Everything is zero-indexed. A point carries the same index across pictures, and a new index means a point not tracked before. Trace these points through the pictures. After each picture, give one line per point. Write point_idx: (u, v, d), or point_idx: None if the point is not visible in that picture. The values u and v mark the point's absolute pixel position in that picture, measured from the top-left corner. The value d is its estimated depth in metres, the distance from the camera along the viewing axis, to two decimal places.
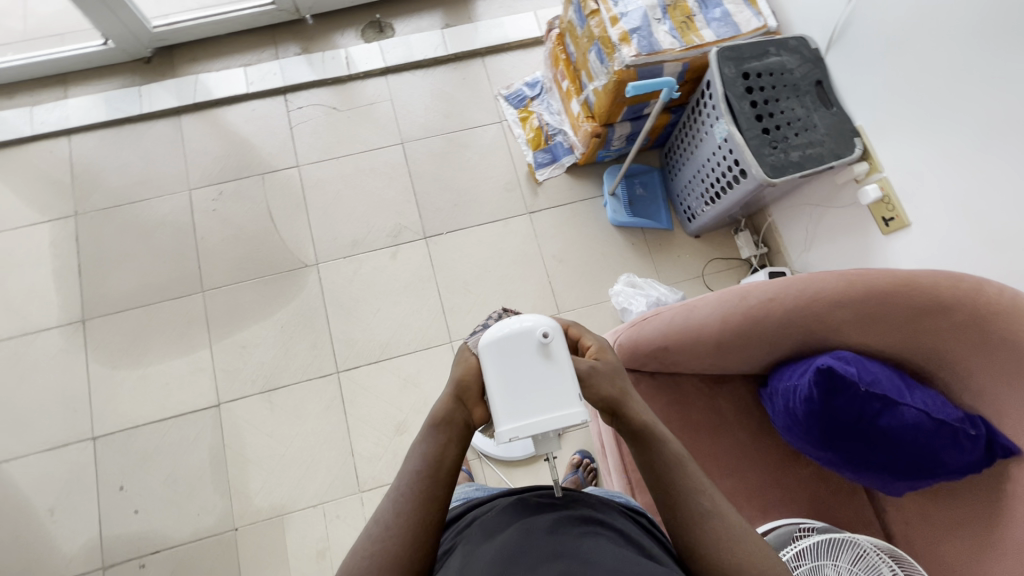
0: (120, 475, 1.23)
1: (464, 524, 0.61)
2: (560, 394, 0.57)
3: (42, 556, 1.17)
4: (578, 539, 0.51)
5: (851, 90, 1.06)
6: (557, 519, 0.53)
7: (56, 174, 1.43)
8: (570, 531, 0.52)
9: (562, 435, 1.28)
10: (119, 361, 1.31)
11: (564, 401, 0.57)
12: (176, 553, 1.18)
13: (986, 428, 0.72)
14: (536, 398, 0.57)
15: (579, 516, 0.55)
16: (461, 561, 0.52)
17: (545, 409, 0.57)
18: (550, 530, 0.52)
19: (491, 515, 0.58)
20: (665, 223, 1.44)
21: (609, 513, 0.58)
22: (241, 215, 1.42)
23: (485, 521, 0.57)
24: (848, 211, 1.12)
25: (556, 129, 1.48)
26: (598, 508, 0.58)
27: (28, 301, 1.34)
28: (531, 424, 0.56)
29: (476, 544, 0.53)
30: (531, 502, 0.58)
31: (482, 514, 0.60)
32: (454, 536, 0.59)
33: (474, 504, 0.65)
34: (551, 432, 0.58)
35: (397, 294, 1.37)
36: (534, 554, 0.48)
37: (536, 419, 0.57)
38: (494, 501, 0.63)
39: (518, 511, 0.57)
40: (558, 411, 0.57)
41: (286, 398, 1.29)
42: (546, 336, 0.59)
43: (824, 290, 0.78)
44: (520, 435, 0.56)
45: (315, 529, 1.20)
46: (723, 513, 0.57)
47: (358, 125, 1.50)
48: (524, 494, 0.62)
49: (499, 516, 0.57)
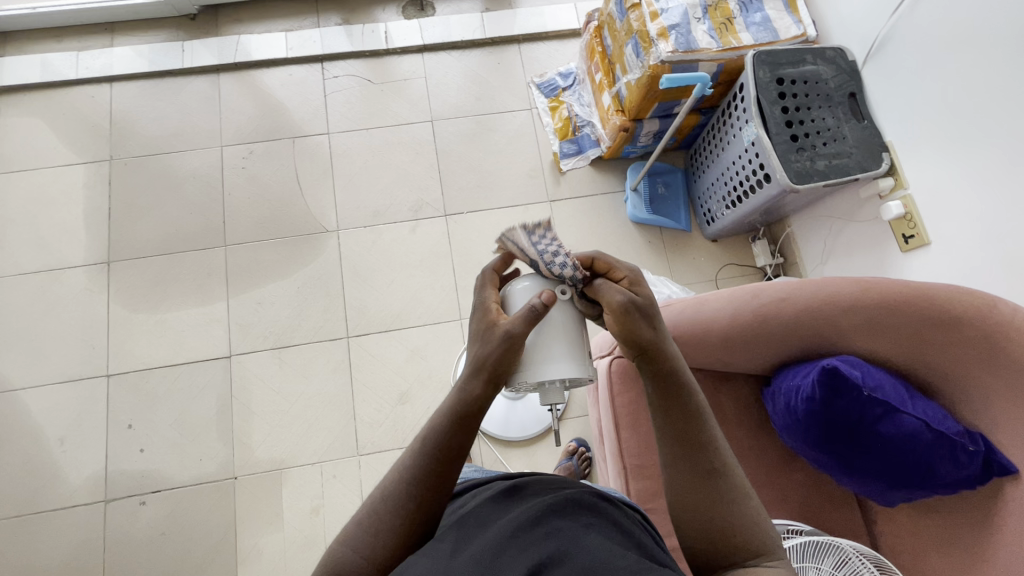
0: (129, 414, 1.27)
1: (464, 499, 0.62)
2: (571, 346, 0.66)
3: (50, 483, 1.21)
4: (572, 525, 0.51)
5: (885, 105, 1.06)
6: (556, 503, 0.54)
7: (96, 119, 1.47)
8: (566, 514, 0.53)
9: (562, 420, 1.29)
10: (139, 304, 1.35)
11: (573, 357, 0.66)
12: (176, 494, 1.22)
13: (985, 446, 0.72)
14: (550, 349, 0.65)
15: (579, 502, 0.55)
16: (457, 532, 0.53)
17: (555, 359, 0.65)
18: (546, 516, 0.52)
19: (491, 496, 0.59)
20: (683, 224, 1.44)
21: (609, 501, 0.59)
22: (269, 175, 1.45)
23: (482, 503, 0.58)
24: (869, 226, 1.12)
25: (585, 121, 1.49)
26: (598, 495, 0.58)
27: (59, 238, 1.38)
28: (543, 369, 0.64)
29: (471, 525, 0.54)
30: (531, 493, 0.59)
31: (484, 492, 0.61)
32: (451, 512, 0.60)
33: (471, 484, 0.66)
34: (554, 383, 0.67)
35: (412, 267, 1.40)
36: (528, 535, 0.49)
37: (545, 367, 0.64)
38: (494, 483, 0.64)
39: (515, 501, 0.57)
40: (569, 362, 0.66)
41: (295, 356, 1.32)
42: (563, 294, 0.66)
43: (836, 294, 0.79)
44: (532, 379, 0.65)
45: (312, 486, 1.22)
46: (730, 472, 0.57)
47: (390, 99, 1.53)
48: (523, 478, 0.64)
49: (500, 498, 0.58)
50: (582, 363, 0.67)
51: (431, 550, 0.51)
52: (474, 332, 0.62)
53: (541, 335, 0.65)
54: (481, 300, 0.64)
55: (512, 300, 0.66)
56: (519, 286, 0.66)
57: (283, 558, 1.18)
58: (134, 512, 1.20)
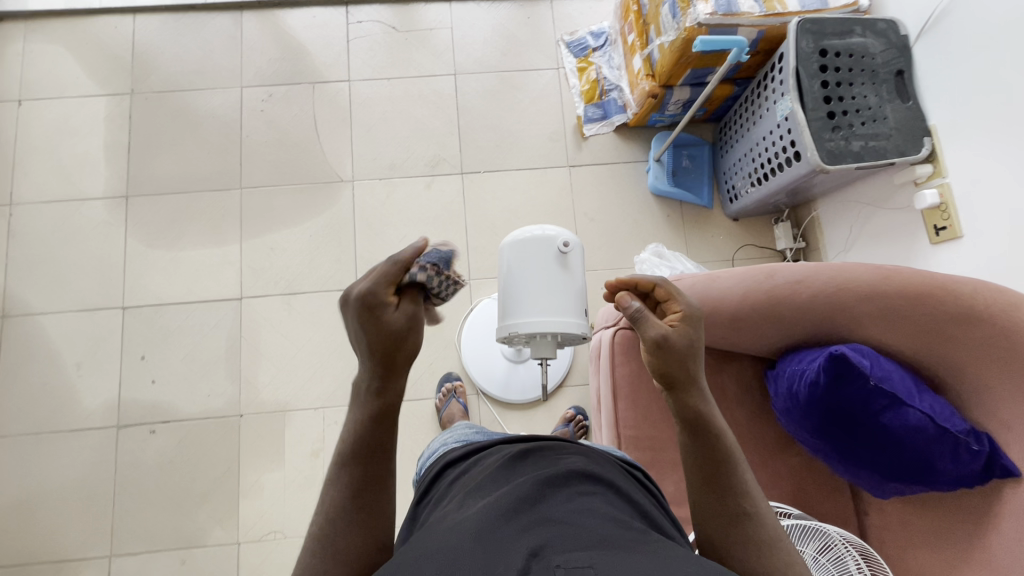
0: (142, 346, 1.30)
1: (463, 474, 0.61)
2: (568, 301, 0.72)
3: (66, 406, 1.27)
4: (574, 504, 0.49)
5: (933, 86, 0.99)
6: (554, 479, 0.53)
7: (118, 51, 1.46)
8: (566, 492, 0.51)
9: (562, 387, 1.30)
10: (155, 240, 1.36)
11: (569, 310, 0.72)
12: (184, 425, 1.26)
13: (989, 446, 0.70)
14: (547, 303, 0.72)
15: (579, 479, 0.54)
16: (455, 510, 0.52)
17: (552, 311, 0.71)
18: (544, 494, 0.50)
19: (488, 470, 0.58)
20: (705, 200, 1.40)
21: (608, 470, 0.58)
22: (287, 119, 1.43)
23: (481, 478, 0.57)
24: (900, 214, 1.07)
25: (613, 85, 1.44)
26: (596, 465, 0.58)
27: (80, 169, 1.40)
28: (539, 320, 0.71)
29: (471, 498, 0.53)
30: (531, 465, 0.57)
31: (482, 464, 0.61)
32: (451, 486, 0.60)
33: (470, 453, 0.66)
34: (548, 336, 0.73)
35: (425, 223, 1.38)
36: (526, 513, 0.48)
37: (540, 317, 0.71)
38: (492, 453, 0.63)
39: (515, 469, 0.57)
40: (564, 316, 0.72)
41: (304, 303, 1.33)
42: (567, 246, 0.73)
43: (856, 282, 0.76)
44: (528, 329, 0.71)
45: (313, 429, 1.26)
46: (762, 519, 0.55)
47: (414, 49, 1.48)
48: (522, 448, 0.63)
49: (497, 471, 0.57)
50: (577, 319, 0.73)
51: (429, 530, 0.49)
52: (371, 338, 0.55)
53: (540, 287, 0.72)
54: (370, 292, 0.53)
55: (520, 248, 0.74)
56: (527, 238, 0.74)
57: (283, 495, 1.22)
58: (144, 440, 1.25)
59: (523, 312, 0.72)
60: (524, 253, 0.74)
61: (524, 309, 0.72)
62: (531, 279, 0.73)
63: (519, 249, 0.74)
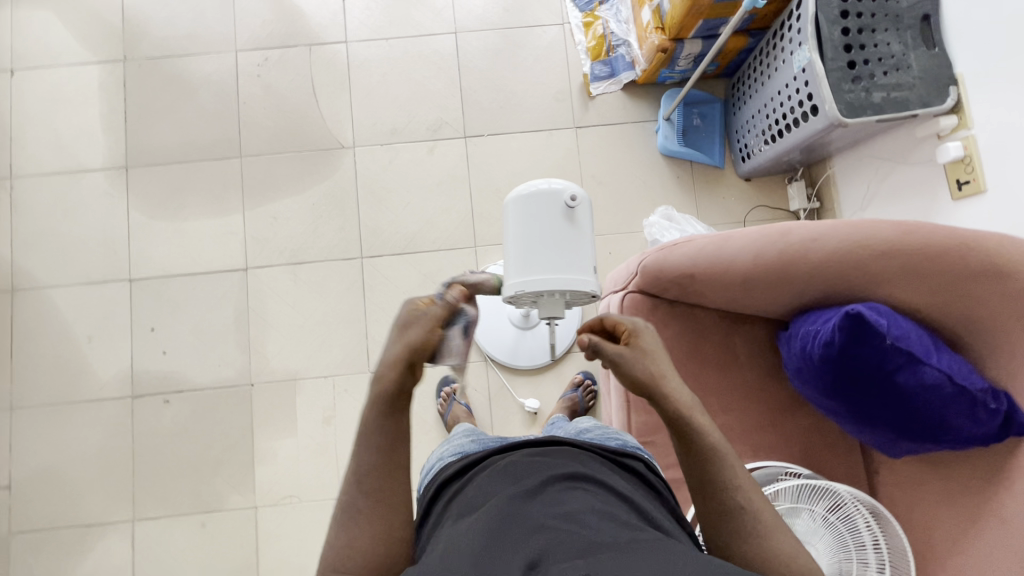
0: (150, 318, 1.31)
1: (457, 491, 0.60)
2: (578, 257, 0.72)
3: (80, 378, 1.28)
4: (567, 510, 0.49)
5: (962, 30, 0.93)
6: (544, 487, 0.53)
7: (107, 16, 1.41)
8: (559, 499, 0.51)
9: (570, 352, 1.29)
10: (157, 212, 1.35)
11: (579, 267, 0.71)
12: (197, 395, 1.28)
13: (1007, 404, 0.69)
14: (557, 259, 0.71)
15: (569, 484, 0.54)
16: (447, 534, 0.51)
17: (562, 268, 0.71)
18: (534, 505, 0.50)
19: (480, 484, 0.58)
20: (716, 159, 1.36)
21: (599, 469, 0.58)
22: (285, 84, 1.39)
23: (473, 493, 0.56)
24: (921, 168, 1.03)
25: (621, 40, 1.38)
26: (587, 465, 0.58)
27: (78, 140, 1.37)
28: (550, 278, 0.70)
29: (463, 519, 0.52)
30: (522, 471, 0.57)
31: (473, 479, 0.60)
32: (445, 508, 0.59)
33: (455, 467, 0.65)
34: (557, 294, 0.72)
35: (428, 189, 1.36)
36: (520, 525, 0.48)
37: (549, 275, 0.71)
38: (482, 462, 0.63)
39: (505, 479, 0.57)
40: (574, 273, 0.71)
41: (310, 273, 1.32)
42: (574, 199, 0.71)
43: (877, 237, 0.73)
44: (538, 287, 0.71)
45: (323, 398, 1.27)
46: (759, 513, 0.56)
47: (413, 6, 1.42)
48: (508, 454, 0.63)
49: (490, 483, 0.57)
50: (587, 276, 0.72)
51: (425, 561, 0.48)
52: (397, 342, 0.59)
53: (549, 244, 0.71)
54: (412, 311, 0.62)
55: (525, 203, 0.72)
56: (532, 192, 0.72)
57: (296, 462, 1.24)
58: (159, 409, 1.27)
59: (533, 270, 0.71)
60: (530, 209, 0.72)
61: (533, 267, 0.71)
62: (540, 236, 0.71)
63: (526, 204, 0.72)
